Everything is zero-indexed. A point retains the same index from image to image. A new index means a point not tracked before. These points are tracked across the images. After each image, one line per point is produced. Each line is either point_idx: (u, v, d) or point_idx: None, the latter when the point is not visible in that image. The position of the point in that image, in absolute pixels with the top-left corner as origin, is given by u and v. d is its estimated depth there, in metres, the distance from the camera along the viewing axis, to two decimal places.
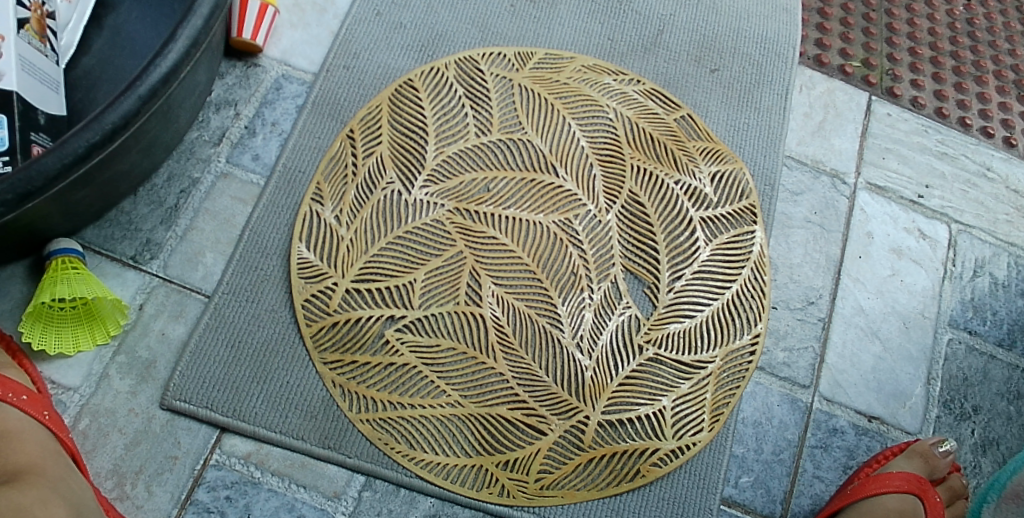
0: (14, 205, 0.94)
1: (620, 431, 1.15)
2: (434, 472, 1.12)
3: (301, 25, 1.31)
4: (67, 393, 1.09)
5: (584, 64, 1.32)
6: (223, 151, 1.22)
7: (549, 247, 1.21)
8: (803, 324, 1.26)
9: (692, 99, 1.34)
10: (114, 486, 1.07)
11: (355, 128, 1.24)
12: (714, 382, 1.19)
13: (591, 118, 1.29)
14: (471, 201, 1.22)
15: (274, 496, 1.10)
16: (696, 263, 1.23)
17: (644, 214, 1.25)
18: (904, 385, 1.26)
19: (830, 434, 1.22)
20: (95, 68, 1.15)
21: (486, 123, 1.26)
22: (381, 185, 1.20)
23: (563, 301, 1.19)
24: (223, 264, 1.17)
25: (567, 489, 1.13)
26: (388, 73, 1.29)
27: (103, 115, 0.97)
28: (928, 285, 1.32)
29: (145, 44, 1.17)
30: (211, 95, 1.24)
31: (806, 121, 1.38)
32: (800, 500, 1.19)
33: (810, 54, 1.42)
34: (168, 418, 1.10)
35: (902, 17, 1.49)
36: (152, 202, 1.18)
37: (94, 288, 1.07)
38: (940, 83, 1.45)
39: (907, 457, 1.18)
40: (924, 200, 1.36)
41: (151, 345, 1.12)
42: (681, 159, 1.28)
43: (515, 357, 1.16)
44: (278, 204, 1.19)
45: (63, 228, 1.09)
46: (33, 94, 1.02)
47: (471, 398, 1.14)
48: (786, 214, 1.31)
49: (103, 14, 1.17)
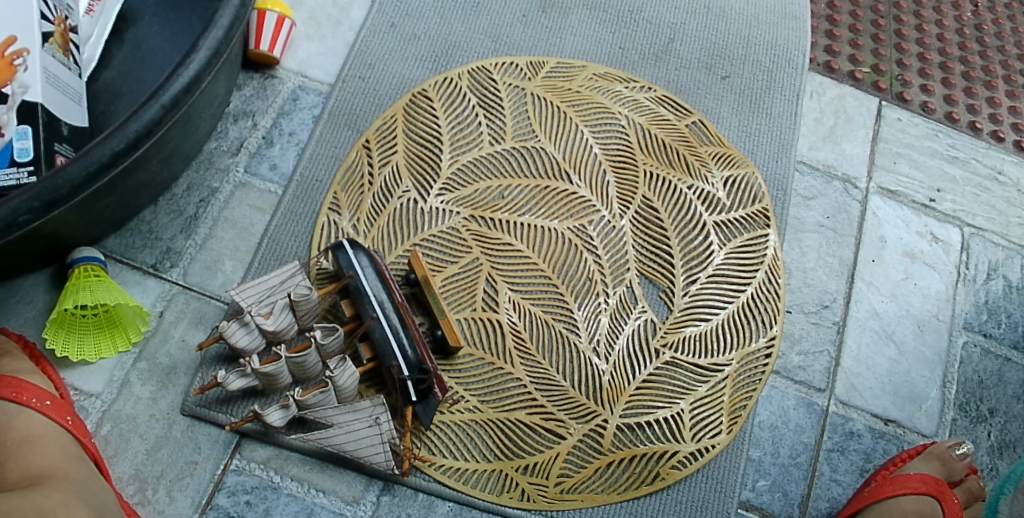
0: (41, 212, 0.95)
1: (639, 434, 1.16)
2: (453, 477, 1.11)
3: (317, 37, 1.33)
4: (89, 399, 1.10)
5: (595, 73, 1.34)
6: (241, 161, 1.24)
7: (565, 253, 1.23)
8: (818, 328, 1.27)
9: (703, 107, 1.36)
10: (136, 491, 1.08)
11: (372, 138, 1.25)
12: (731, 385, 1.20)
13: (604, 125, 1.31)
14: (486, 208, 1.23)
15: (294, 501, 1.10)
16: (711, 267, 1.24)
17: (658, 218, 1.26)
18: (919, 388, 1.26)
19: (846, 437, 1.22)
20: (115, 81, 1.17)
21: (499, 131, 1.28)
22: (398, 193, 1.22)
23: (579, 306, 1.21)
24: (243, 271, 1.18)
25: (587, 493, 1.13)
26: (403, 84, 1.31)
27: (126, 124, 0.99)
28: (942, 289, 1.32)
29: (166, 58, 1.20)
30: (230, 106, 1.26)
31: (818, 126, 1.39)
32: (818, 503, 1.18)
33: (821, 61, 1.44)
34: (188, 424, 1.10)
35: (910, 22, 1.51)
36: (172, 211, 1.19)
37: (116, 295, 1.08)
38: (950, 88, 1.46)
39: (925, 459, 1.18)
40: (936, 203, 1.37)
41: (171, 352, 1.13)
42: (694, 165, 1.30)
43: (532, 362, 1.17)
44: (296, 212, 1.21)
45: (85, 237, 1.11)
46: (58, 105, 1.04)
47: (489, 403, 1.14)
48: (798, 219, 1.32)
49: (124, 28, 1.20)
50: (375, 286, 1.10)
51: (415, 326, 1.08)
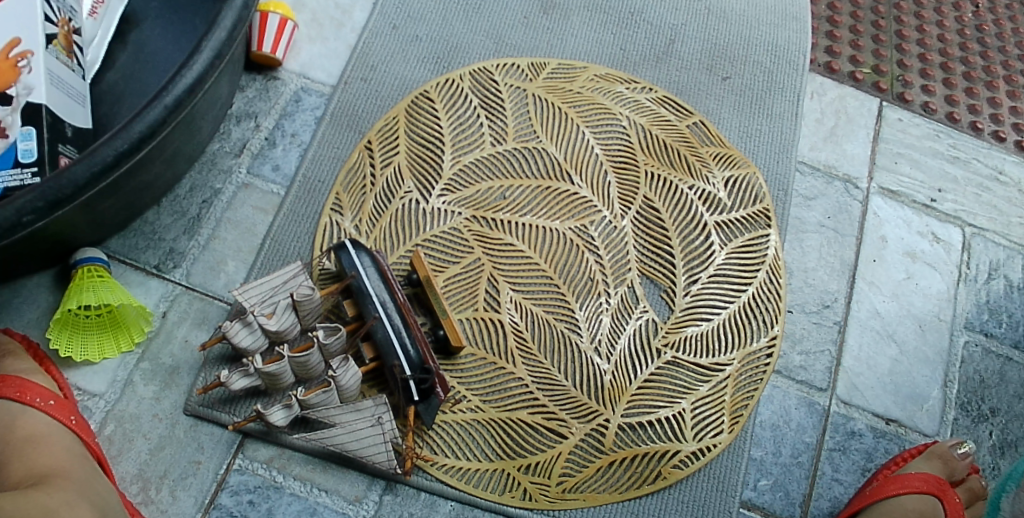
0: (45, 212, 0.95)
1: (641, 434, 1.16)
2: (456, 476, 1.12)
3: (319, 38, 1.34)
4: (92, 399, 1.10)
5: (596, 74, 1.35)
6: (243, 162, 1.24)
7: (566, 253, 1.23)
8: (819, 328, 1.27)
9: (704, 107, 1.36)
10: (139, 490, 1.08)
11: (374, 139, 1.26)
12: (732, 384, 1.20)
13: (606, 126, 1.31)
14: (488, 208, 1.24)
15: (297, 500, 1.10)
16: (712, 267, 1.25)
17: (659, 219, 1.27)
18: (920, 387, 1.26)
19: (848, 437, 1.22)
20: (119, 83, 1.18)
21: (501, 132, 1.28)
22: (400, 194, 1.22)
23: (581, 306, 1.21)
24: (245, 271, 1.19)
25: (588, 492, 1.13)
26: (405, 85, 1.31)
27: (130, 125, 0.99)
28: (943, 289, 1.32)
29: (168, 60, 1.21)
30: (232, 108, 1.27)
31: (819, 126, 1.39)
32: (820, 502, 1.18)
33: (821, 61, 1.44)
34: (191, 424, 1.11)
35: (910, 23, 1.51)
36: (175, 212, 1.20)
37: (120, 295, 1.09)
38: (950, 88, 1.47)
39: (926, 458, 1.18)
40: (937, 204, 1.37)
41: (175, 352, 1.13)
42: (695, 165, 1.30)
43: (534, 362, 1.17)
44: (298, 213, 1.21)
45: (89, 238, 1.11)
46: (61, 107, 1.04)
47: (491, 403, 1.15)
48: (799, 219, 1.33)
49: (127, 30, 1.21)
50: (379, 287, 1.10)
51: (417, 326, 1.08)
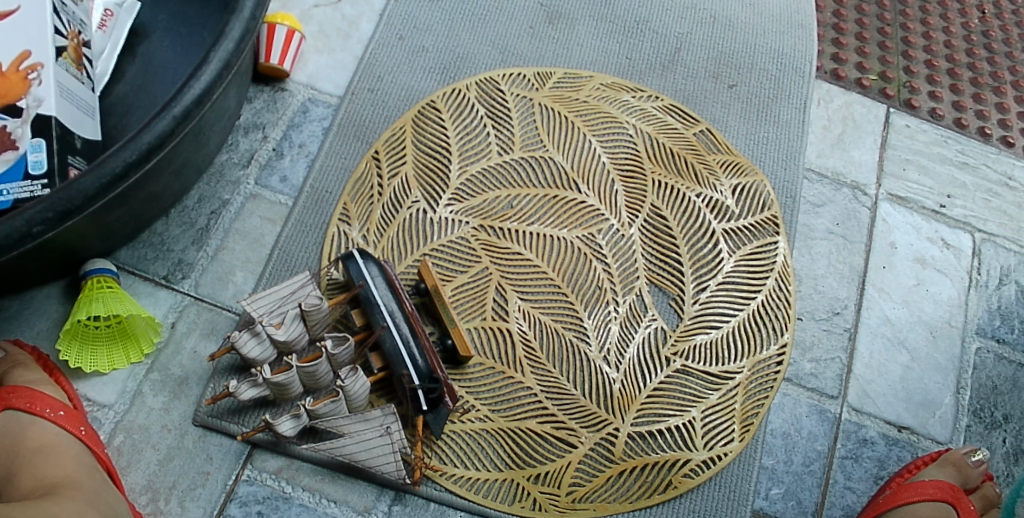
0: (55, 222, 0.96)
1: (651, 442, 1.15)
2: (465, 486, 1.11)
3: (326, 50, 1.34)
4: (101, 410, 1.10)
5: (602, 82, 1.35)
6: (251, 173, 1.25)
7: (574, 262, 1.23)
8: (829, 335, 1.26)
9: (710, 115, 1.36)
10: (148, 501, 1.08)
11: (380, 149, 1.26)
12: (743, 392, 1.19)
13: (612, 134, 1.31)
14: (495, 217, 1.24)
15: (306, 511, 1.10)
16: (720, 274, 1.24)
17: (667, 227, 1.26)
18: (933, 394, 1.25)
19: (860, 444, 1.21)
20: (128, 95, 1.18)
21: (508, 142, 1.29)
22: (407, 203, 1.23)
23: (589, 314, 1.21)
24: (253, 282, 1.19)
25: (599, 501, 1.12)
26: (411, 96, 1.32)
27: (139, 135, 0.99)
28: (954, 295, 1.32)
29: (177, 72, 1.22)
30: (240, 119, 1.27)
31: (826, 133, 1.39)
32: (832, 511, 1.17)
33: (827, 69, 1.44)
34: (200, 434, 1.11)
35: (917, 29, 1.51)
36: (184, 223, 1.20)
37: (129, 305, 1.09)
38: (958, 94, 1.46)
39: (939, 465, 1.16)
40: (947, 209, 1.37)
41: (184, 363, 1.13)
42: (702, 173, 1.30)
43: (543, 371, 1.17)
44: (306, 223, 1.22)
45: (98, 249, 1.11)
46: (71, 118, 1.05)
47: (501, 412, 1.14)
48: (808, 226, 1.32)
49: (136, 43, 1.22)
50: (384, 296, 1.10)
51: (424, 335, 1.08)
